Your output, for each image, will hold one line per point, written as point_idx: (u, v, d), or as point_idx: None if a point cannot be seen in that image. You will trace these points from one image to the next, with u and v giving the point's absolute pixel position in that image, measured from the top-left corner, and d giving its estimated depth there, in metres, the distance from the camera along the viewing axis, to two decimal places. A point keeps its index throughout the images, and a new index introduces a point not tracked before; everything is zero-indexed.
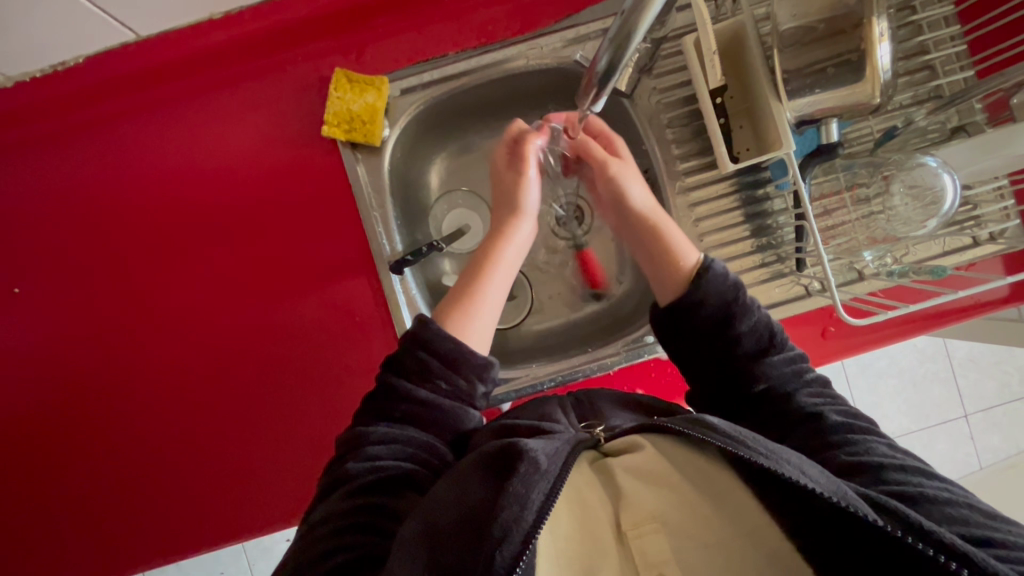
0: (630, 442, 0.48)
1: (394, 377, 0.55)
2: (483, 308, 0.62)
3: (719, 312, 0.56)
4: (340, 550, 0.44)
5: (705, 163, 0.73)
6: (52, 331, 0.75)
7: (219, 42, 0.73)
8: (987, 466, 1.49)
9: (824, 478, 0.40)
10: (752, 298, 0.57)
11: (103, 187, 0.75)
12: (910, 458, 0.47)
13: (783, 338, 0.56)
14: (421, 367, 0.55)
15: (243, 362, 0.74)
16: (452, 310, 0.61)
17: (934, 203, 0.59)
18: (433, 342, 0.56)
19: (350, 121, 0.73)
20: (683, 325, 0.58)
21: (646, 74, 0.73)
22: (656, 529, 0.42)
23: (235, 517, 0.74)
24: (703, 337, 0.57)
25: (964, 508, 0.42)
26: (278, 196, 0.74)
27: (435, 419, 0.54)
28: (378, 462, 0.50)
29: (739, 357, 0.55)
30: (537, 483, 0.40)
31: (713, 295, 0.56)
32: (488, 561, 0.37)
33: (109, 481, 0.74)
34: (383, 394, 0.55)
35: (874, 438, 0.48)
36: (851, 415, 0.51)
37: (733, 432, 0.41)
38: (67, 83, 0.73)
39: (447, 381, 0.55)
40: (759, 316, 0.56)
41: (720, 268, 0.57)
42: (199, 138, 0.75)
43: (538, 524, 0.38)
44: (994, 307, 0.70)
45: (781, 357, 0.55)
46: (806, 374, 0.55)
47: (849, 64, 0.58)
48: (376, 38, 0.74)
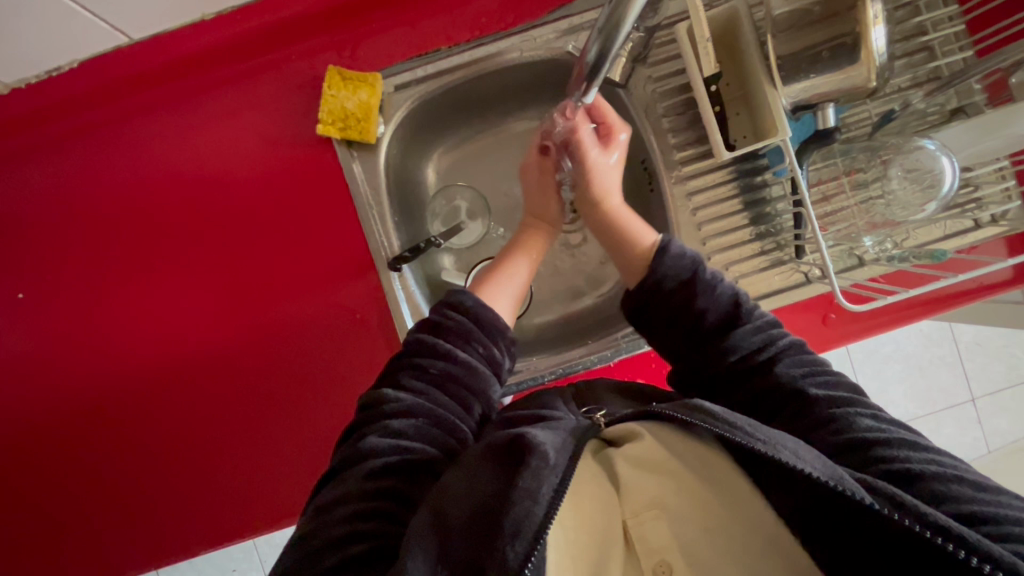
0: (629, 430, 0.48)
1: (429, 337, 0.57)
2: (508, 282, 0.69)
3: (680, 288, 0.58)
4: (357, 538, 0.44)
5: (701, 151, 0.73)
6: (56, 334, 0.76)
7: (212, 43, 0.73)
8: (995, 450, 1.48)
9: (818, 461, 0.39)
10: (712, 272, 0.58)
11: (102, 190, 0.76)
12: (895, 429, 0.46)
13: (749, 306, 0.57)
14: (458, 329, 0.58)
15: (245, 360, 0.75)
16: (487, 283, 0.69)
17: (932, 186, 0.58)
18: (473, 308, 0.59)
19: (344, 118, 0.73)
20: (652, 305, 0.59)
21: (640, 63, 0.72)
22: (655, 515, 0.45)
23: (241, 513, 0.75)
24: (673, 318, 0.58)
25: (954, 483, 0.42)
26: (275, 195, 0.75)
27: (464, 383, 0.55)
28: (400, 441, 0.50)
29: (705, 332, 0.57)
30: (548, 476, 0.41)
31: (670, 275, 0.58)
32: (500, 556, 0.38)
33: (115, 481, 0.75)
34: (415, 355, 0.56)
35: (860, 410, 0.48)
36: (832, 384, 0.51)
37: (726, 417, 0.41)
38: (63, 88, 0.74)
39: (483, 346, 0.58)
40: (722, 288, 0.57)
41: (678, 247, 0.59)
42: (195, 139, 0.75)
43: (549, 520, 0.39)
44: (998, 289, 0.70)
45: (750, 326, 0.55)
46: (780, 340, 0.55)
47: (845, 47, 0.57)
48: (369, 35, 0.74)
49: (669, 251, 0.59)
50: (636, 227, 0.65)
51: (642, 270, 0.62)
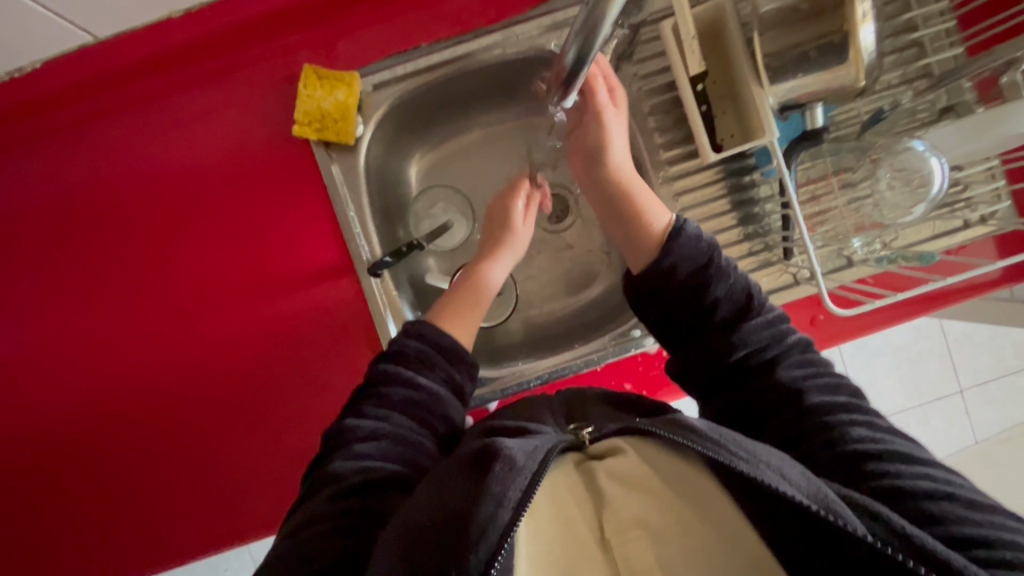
0: (611, 447, 0.48)
1: (389, 363, 0.56)
2: (473, 311, 0.66)
3: (694, 276, 0.56)
4: (322, 554, 0.44)
5: (688, 151, 0.71)
6: (28, 343, 0.74)
7: (182, 41, 0.70)
8: (982, 440, 1.50)
9: (803, 481, 0.41)
10: (728, 260, 0.56)
11: (70, 196, 0.73)
12: (890, 438, 0.46)
13: (761, 300, 0.56)
14: (418, 355, 0.57)
15: (224, 368, 0.73)
16: (448, 312, 0.64)
17: (923, 186, 0.58)
18: (432, 336, 0.58)
19: (321, 119, 0.71)
20: (662, 292, 0.57)
21: (625, 60, 0.71)
22: (641, 535, 0.41)
23: (224, 523, 0.73)
24: (683, 307, 0.56)
25: (945, 502, 0.42)
26: (252, 199, 0.73)
27: (428, 407, 0.54)
28: (365, 462, 0.49)
29: (716, 323, 0.55)
30: (514, 480, 0.40)
31: (687, 260, 0.56)
32: (463, 561, 0.38)
33: (94, 493, 0.73)
34: (378, 380, 0.55)
35: (854, 418, 0.48)
36: (833, 386, 0.51)
37: (715, 436, 0.42)
38: (25, 89, 0.71)
39: (444, 371, 0.57)
40: (735, 279, 0.55)
41: (694, 230, 0.57)
42: (167, 141, 0.73)
43: (516, 520, 0.38)
44: (987, 289, 0.69)
45: (759, 321, 0.54)
46: (788, 338, 0.54)
47: (832, 46, 0.56)
48: (346, 32, 0.72)
49: (684, 233, 0.56)
50: (641, 194, 0.62)
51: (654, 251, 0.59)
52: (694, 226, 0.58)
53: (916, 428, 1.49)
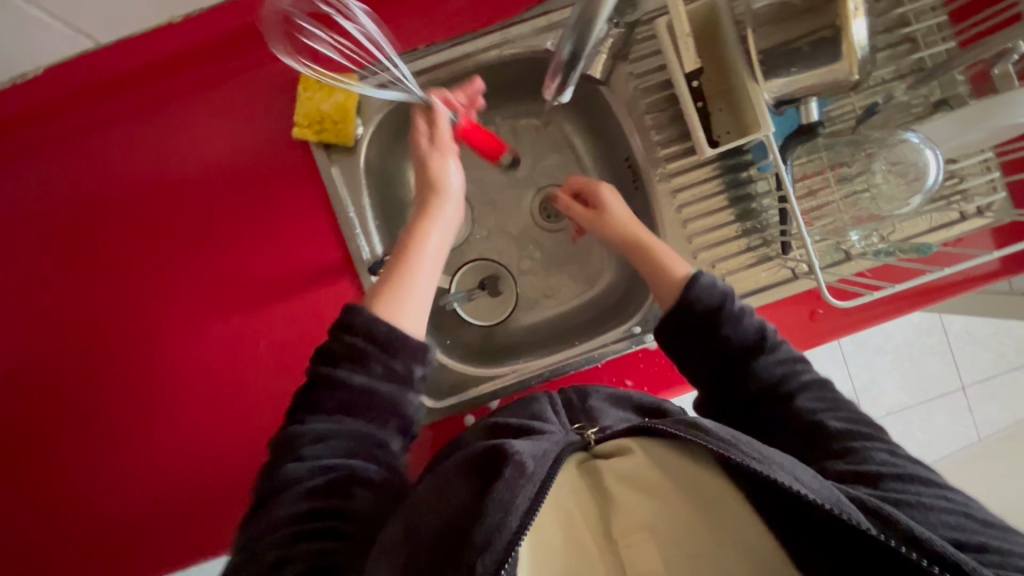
0: (618, 446, 0.52)
1: (324, 366, 0.55)
2: (414, 289, 0.61)
3: (712, 314, 0.58)
4: (297, 555, 0.45)
5: (686, 147, 0.72)
6: (30, 347, 0.74)
7: (184, 46, 0.71)
8: (986, 437, 1.49)
9: (815, 483, 0.43)
10: (742, 305, 0.59)
11: (70, 200, 0.74)
12: (912, 465, 0.48)
13: (774, 337, 0.58)
14: (350, 351, 0.54)
15: (225, 371, 0.73)
16: (385, 293, 0.60)
17: (918, 179, 0.58)
18: (362, 326, 0.55)
19: (321, 121, 0.71)
20: (680, 330, 0.60)
21: (621, 60, 0.71)
22: (644, 538, 0.46)
23: (223, 528, 0.72)
24: (697, 343, 0.59)
25: (959, 515, 0.44)
26: (254, 201, 0.73)
27: (372, 403, 0.53)
28: (321, 463, 0.50)
29: (735, 356, 0.57)
30: (523, 487, 0.42)
31: (703, 299, 0.59)
32: (471, 568, 0.39)
33: (95, 497, 0.73)
34: (315, 385, 0.54)
35: (875, 444, 0.49)
36: (854, 420, 0.52)
37: (724, 436, 0.44)
38: (26, 95, 0.71)
39: (381, 363, 0.54)
40: (749, 321, 0.58)
41: (708, 279, 0.60)
42: (168, 145, 0.73)
43: (522, 530, 0.40)
44: (985, 281, 0.70)
45: (775, 357, 0.56)
46: (804, 375, 0.56)
47: (824, 41, 0.56)
48: (344, 35, 0.73)
49: (701, 281, 0.59)
50: (668, 255, 0.65)
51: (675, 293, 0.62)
52: (709, 275, 0.60)
53: (919, 426, 1.49)
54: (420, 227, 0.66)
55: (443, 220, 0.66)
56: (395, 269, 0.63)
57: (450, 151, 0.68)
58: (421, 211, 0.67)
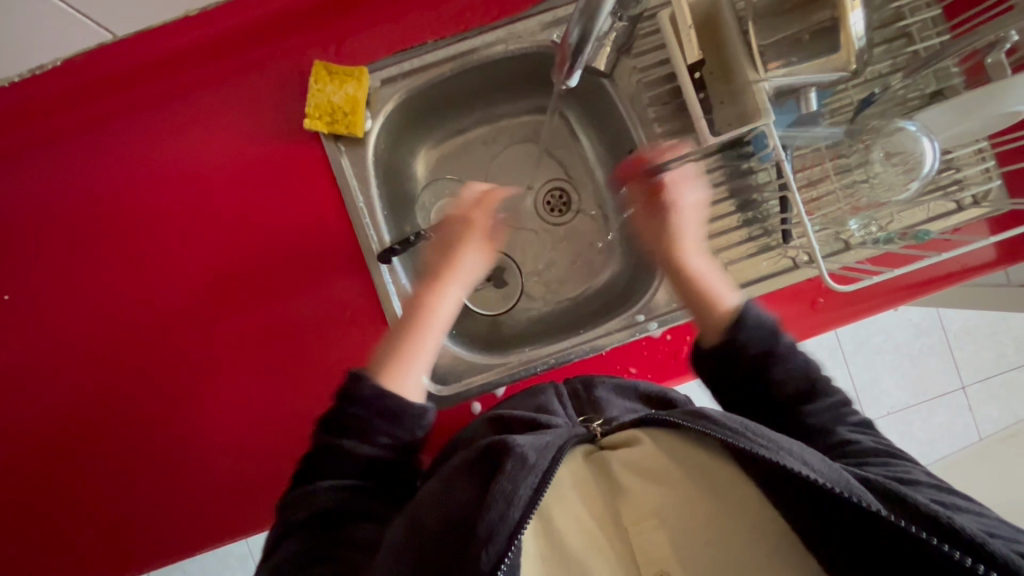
0: (628, 437, 0.53)
1: (334, 431, 0.56)
2: (419, 356, 0.63)
3: (761, 356, 0.58)
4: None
5: (688, 140, 0.73)
6: (42, 334, 0.75)
7: (198, 40, 0.73)
8: (986, 437, 1.50)
9: (825, 467, 0.44)
10: (790, 343, 0.59)
11: (84, 189, 0.75)
12: (936, 480, 0.51)
13: (824, 381, 0.58)
14: (358, 422, 0.56)
15: (235, 359, 0.74)
16: (391, 366, 0.61)
17: (914, 168, 0.59)
18: (367, 395, 0.56)
19: (332, 112, 0.73)
20: (729, 369, 0.59)
21: (625, 54, 0.73)
22: (654, 525, 0.50)
23: (232, 514, 0.73)
24: (744, 385, 0.59)
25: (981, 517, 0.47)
26: (265, 191, 0.74)
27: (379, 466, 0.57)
28: (328, 508, 0.53)
29: (783, 401, 0.57)
30: (525, 478, 0.45)
31: (755, 341, 0.58)
32: (477, 560, 0.42)
33: (104, 484, 0.74)
34: (325, 446, 0.56)
35: (914, 470, 0.51)
36: (887, 447, 0.54)
37: (731, 425, 0.46)
38: (43, 86, 0.73)
39: (389, 435, 0.57)
40: (797, 363, 0.58)
41: (756, 314, 0.59)
42: (181, 136, 0.75)
43: (523, 521, 0.43)
44: (981, 270, 0.71)
45: (826, 402, 0.57)
46: (846, 415, 0.57)
47: (824, 32, 0.58)
48: (355, 30, 0.74)
49: (748, 317, 0.59)
50: (718, 287, 0.64)
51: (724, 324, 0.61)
52: (755, 308, 0.59)
53: (921, 425, 1.49)
54: (434, 288, 0.67)
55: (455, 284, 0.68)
56: (405, 332, 0.64)
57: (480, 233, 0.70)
58: (434, 278, 0.68)
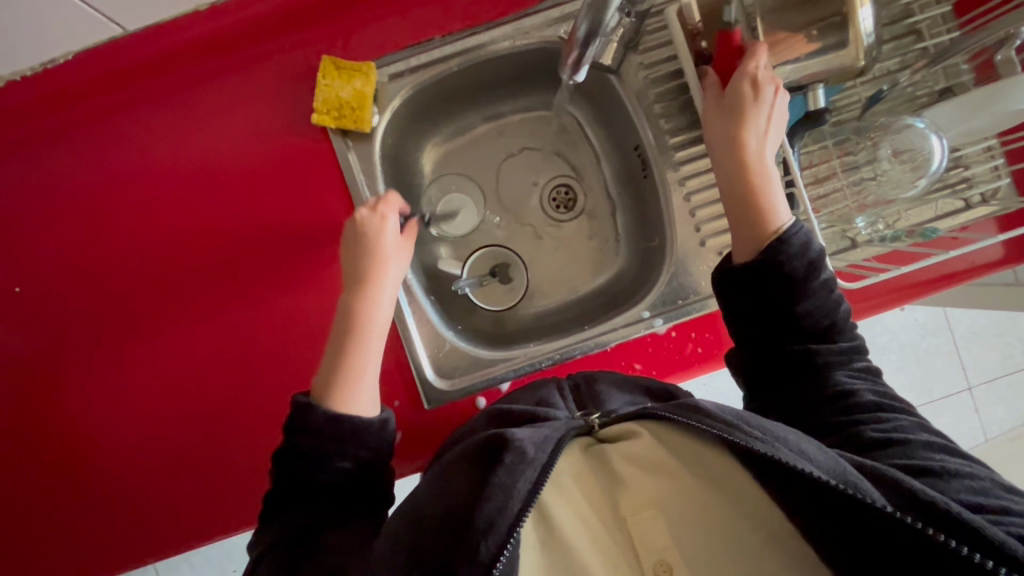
0: (625, 430, 0.54)
1: (293, 459, 0.56)
2: (364, 371, 0.60)
3: (795, 279, 0.54)
4: None
5: (695, 136, 0.73)
6: (52, 326, 0.76)
7: (206, 35, 0.73)
8: (993, 438, 1.49)
9: (823, 458, 0.44)
10: (826, 277, 0.55)
11: (94, 183, 0.76)
12: (935, 437, 0.51)
13: (844, 323, 0.56)
14: (315, 454, 0.55)
15: (242, 352, 0.75)
16: (336, 386, 0.58)
17: (924, 162, 0.60)
18: (318, 427, 0.55)
19: (339, 108, 0.74)
20: (754, 291, 0.55)
21: (632, 50, 0.73)
22: (654, 514, 0.50)
23: (238, 505, 0.74)
24: (766, 311, 0.55)
25: (981, 480, 0.46)
26: (272, 186, 0.75)
27: (346, 482, 0.56)
28: (293, 521, 0.54)
29: (800, 332, 0.55)
30: (523, 472, 0.45)
31: (797, 262, 0.53)
32: (476, 550, 0.43)
33: (112, 474, 0.75)
34: (285, 467, 0.56)
35: (913, 424, 0.51)
36: (886, 395, 0.54)
37: (729, 420, 0.46)
38: (53, 80, 0.74)
39: (349, 461, 0.56)
40: (827, 299, 0.55)
41: (803, 238, 0.54)
42: (190, 131, 0.75)
43: (522, 513, 0.43)
44: (989, 269, 0.71)
45: (840, 344, 0.55)
46: (852, 355, 0.56)
47: (832, 26, 0.57)
48: (362, 25, 0.75)
49: (792, 239, 0.53)
50: (771, 197, 0.56)
51: (758, 244, 0.56)
52: (807, 233, 0.54)
53: None
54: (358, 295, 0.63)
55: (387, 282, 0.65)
56: (347, 351, 0.60)
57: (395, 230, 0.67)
58: (358, 284, 0.64)
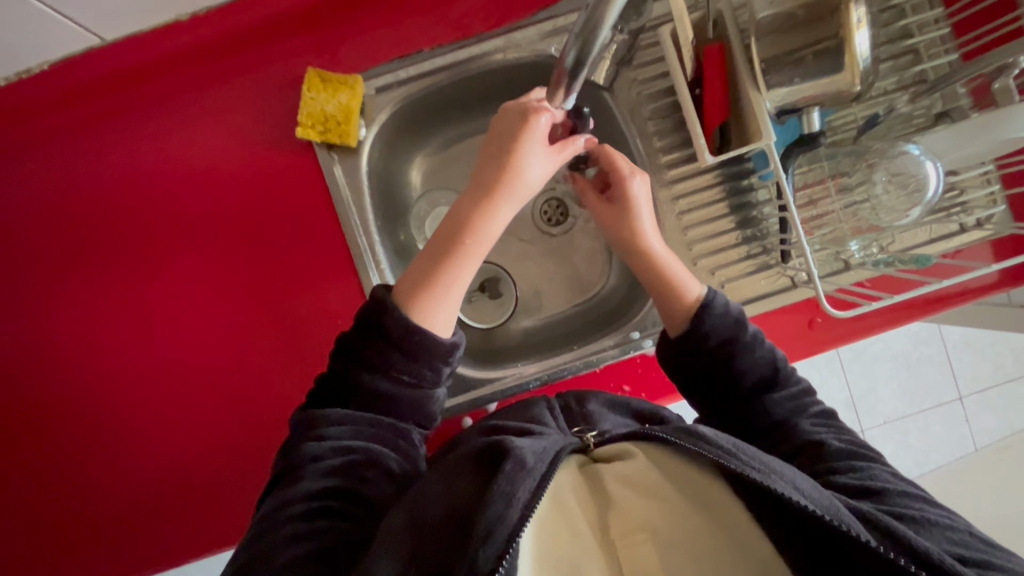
0: (620, 451, 0.51)
1: (353, 366, 0.54)
2: (450, 292, 0.56)
3: (723, 346, 0.57)
4: (311, 535, 0.46)
5: (688, 155, 0.72)
6: (29, 339, 0.74)
7: (189, 43, 0.71)
8: (982, 448, 1.49)
9: (816, 493, 0.43)
10: (754, 333, 0.58)
11: (73, 193, 0.74)
12: (911, 487, 0.49)
13: (787, 371, 0.58)
14: (378, 356, 0.53)
15: (224, 367, 0.74)
16: (420, 295, 0.55)
17: (918, 190, 0.58)
18: (392, 328, 0.53)
19: (325, 121, 0.72)
20: (691, 355, 0.59)
21: (625, 66, 0.72)
22: (645, 539, 0.45)
23: (218, 523, 0.72)
24: (710, 372, 0.58)
25: (962, 533, 0.45)
26: (256, 199, 0.73)
27: (398, 406, 0.54)
28: (343, 444, 0.51)
29: (744, 390, 0.57)
30: (523, 481, 0.43)
31: (719, 329, 0.57)
32: (472, 560, 0.40)
33: (90, 490, 0.73)
34: (342, 381, 0.54)
35: (879, 466, 0.50)
36: (855, 443, 0.53)
37: (729, 447, 0.44)
38: (31, 89, 0.71)
39: (410, 373, 0.53)
40: (762, 352, 0.57)
41: (722, 302, 0.59)
42: (172, 142, 0.74)
43: (523, 521, 0.40)
44: (982, 293, 0.70)
45: (786, 393, 0.56)
46: (809, 407, 0.56)
47: (828, 51, 0.56)
48: (350, 35, 0.73)
49: (714, 306, 0.58)
50: (682, 272, 0.62)
51: (686, 320, 0.60)
52: (722, 299, 0.59)
53: (916, 435, 1.49)
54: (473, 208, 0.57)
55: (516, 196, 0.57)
56: (445, 264, 0.56)
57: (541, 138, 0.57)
58: (482, 194, 0.57)
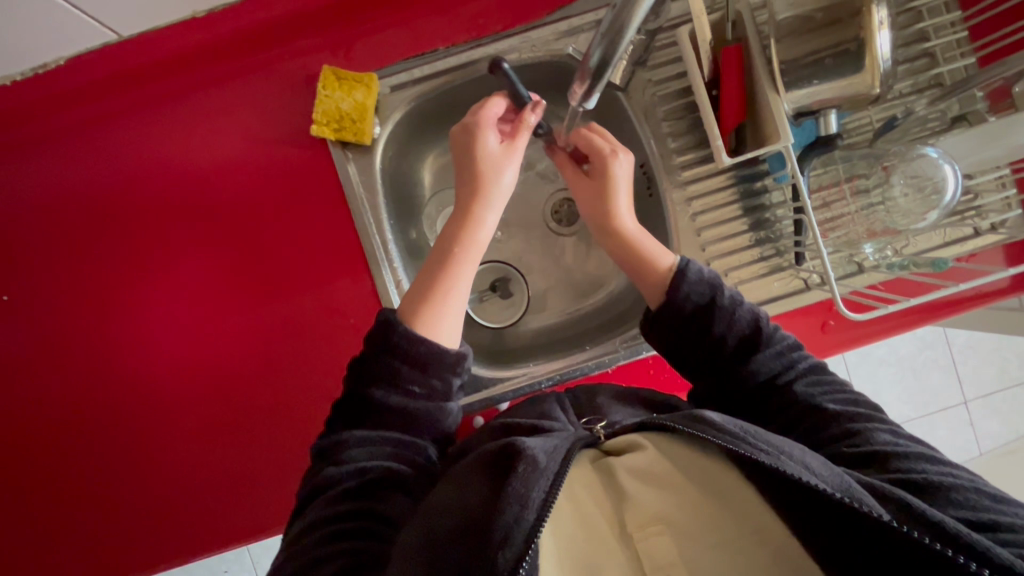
0: (630, 442, 0.49)
1: (364, 385, 0.54)
2: (450, 302, 0.59)
3: (699, 310, 0.58)
4: (335, 556, 0.45)
5: (703, 155, 0.72)
6: (43, 336, 0.74)
7: (205, 41, 0.71)
8: (986, 452, 1.49)
9: (827, 472, 0.42)
10: (731, 294, 0.58)
11: (88, 191, 0.74)
12: (913, 444, 0.48)
13: (769, 329, 0.57)
14: (390, 372, 0.54)
15: (236, 365, 0.73)
16: (424, 308, 0.58)
17: (935, 193, 0.58)
18: (401, 345, 0.54)
19: (339, 120, 0.72)
20: (674, 325, 0.59)
21: (641, 66, 0.72)
22: (661, 530, 0.44)
23: (232, 520, 0.73)
24: (691, 338, 0.58)
25: (971, 492, 0.44)
26: (270, 197, 0.73)
27: (414, 422, 0.54)
28: (360, 466, 0.51)
29: (727, 353, 0.57)
30: (538, 481, 0.42)
31: (694, 294, 0.58)
32: (491, 563, 0.39)
33: (103, 490, 0.73)
34: (354, 403, 0.54)
35: (876, 425, 0.50)
36: (851, 402, 0.53)
37: (733, 430, 0.43)
38: (46, 85, 0.71)
39: (420, 384, 0.54)
40: (740, 312, 0.57)
41: (696, 269, 0.59)
42: (187, 140, 0.73)
43: (539, 522, 0.40)
44: (996, 297, 0.70)
45: (770, 351, 0.56)
46: (799, 363, 0.56)
47: (848, 54, 0.56)
48: (365, 34, 0.73)
49: (688, 272, 0.58)
50: (648, 246, 0.63)
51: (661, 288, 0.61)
52: (696, 265, 0.59)
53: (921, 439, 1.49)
54: (474, 208, 0.62)
55: (494, 197, 0.62)
56: (443, 274, 0.60)
57: (516, 148, 0.64)
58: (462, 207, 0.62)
